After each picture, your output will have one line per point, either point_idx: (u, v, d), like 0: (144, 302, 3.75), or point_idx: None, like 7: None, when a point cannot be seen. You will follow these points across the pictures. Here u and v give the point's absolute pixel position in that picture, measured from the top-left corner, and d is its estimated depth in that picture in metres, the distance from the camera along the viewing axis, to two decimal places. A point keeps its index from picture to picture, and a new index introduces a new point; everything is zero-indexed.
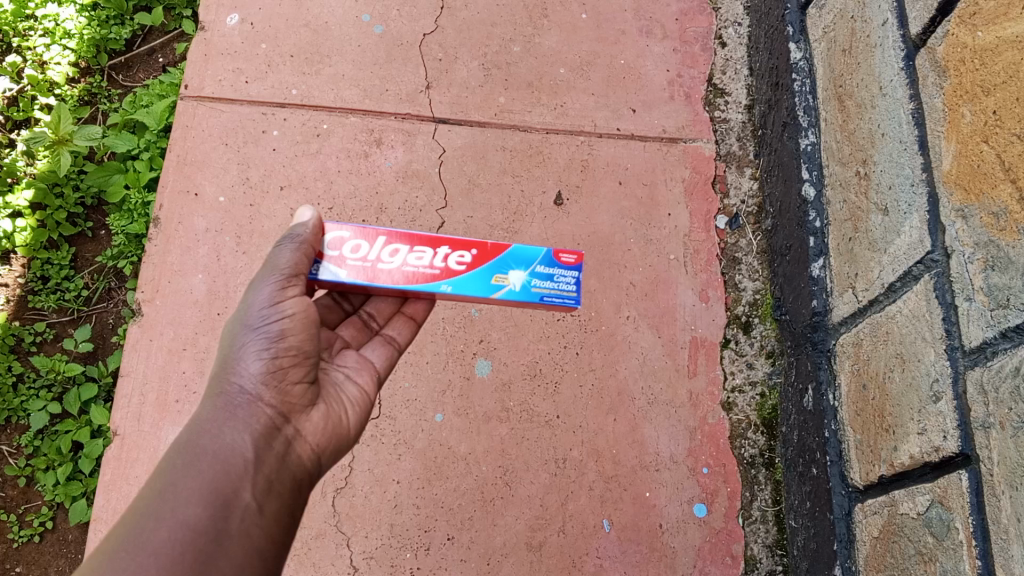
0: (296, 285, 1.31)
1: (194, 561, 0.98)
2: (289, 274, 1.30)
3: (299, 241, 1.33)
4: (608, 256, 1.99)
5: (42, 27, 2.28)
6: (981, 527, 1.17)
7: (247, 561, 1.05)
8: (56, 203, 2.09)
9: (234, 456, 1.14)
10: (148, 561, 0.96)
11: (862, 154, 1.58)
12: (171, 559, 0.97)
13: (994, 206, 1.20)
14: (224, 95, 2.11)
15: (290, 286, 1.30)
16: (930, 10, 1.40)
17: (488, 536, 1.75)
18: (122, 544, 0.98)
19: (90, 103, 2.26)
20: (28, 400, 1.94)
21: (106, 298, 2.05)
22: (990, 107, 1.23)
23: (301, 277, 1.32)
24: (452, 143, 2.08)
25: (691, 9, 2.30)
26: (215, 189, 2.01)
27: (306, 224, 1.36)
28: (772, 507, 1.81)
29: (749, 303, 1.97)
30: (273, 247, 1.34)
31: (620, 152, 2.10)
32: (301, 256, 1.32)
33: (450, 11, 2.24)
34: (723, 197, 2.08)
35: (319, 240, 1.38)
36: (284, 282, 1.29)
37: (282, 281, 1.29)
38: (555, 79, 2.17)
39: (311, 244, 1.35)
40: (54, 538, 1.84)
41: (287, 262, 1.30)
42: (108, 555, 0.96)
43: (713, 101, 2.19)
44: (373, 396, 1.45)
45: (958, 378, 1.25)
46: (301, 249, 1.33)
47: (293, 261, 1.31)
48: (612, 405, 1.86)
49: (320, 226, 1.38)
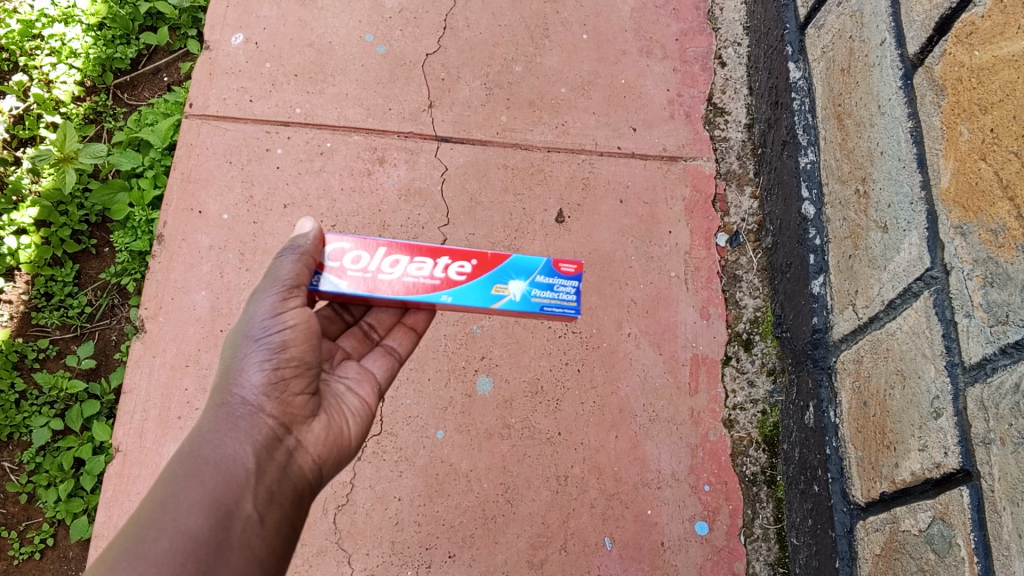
0: (298, 296, 1.32)
1: (194, 572, 0.98)
2: (290, 285, 1.30)
3: (300, 252, 1.34)
4: (609, 273, 2.00)
5: (49, 47, 2.31)
6: (982, 543, 1.17)
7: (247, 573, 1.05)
8: (60, 221, 2.11)
9: (235, 467, 1.14)
10: (149, 572, 0.96)
11: (861, 171, 1.60)
12: (171, 571, 0.97)
13: (992, 222, 1.21)
14: (228, 114, 2.13)
15: (291, 297, 1.30)
16: (927, 30, 1.42)
17: (489, 554, 1.75)
18: (123, 555, 0.98)
19: (95, 121, 2.28)
20: (31, 416, 1.94)
21: (109, 315, 2.06)
22: (987, 125, 1.25)
23: (302, 288, 1.33)
24: (453, 161, 2.10)
25: (691, 30, 2.33)
26: (219, 207, 2.02)
27: (306, 235, 1.36)
28: (774, 525, 1.81)
29: (749, 319, 1.98)
30: (274, 259, 1.34)
31: (621, 170, 2.12)
32: (302, 267, 1.33)
33: (452, 31, 2.27)
34: (724, 215, 2.10)
35: (321, 251, 1.39)
36: (285, 293, 1.30)
37: (284, 292, 1.30)
38: (556, 98, 2.20)
39: (312, 255, 1.36)
40: (54, 555, 1.83)
41: (288, 272, 1.31)
42: (109, 565, 0.96)
43: (713, 120, 2.22)
44: (374, 408, 1.45)
45: (958, 394, 1.25)
46: (302, 261, 1.34)
47: (294, 272, 1.31)
48: (613, 422, 1.86)
49: (321, 238, 1.39)
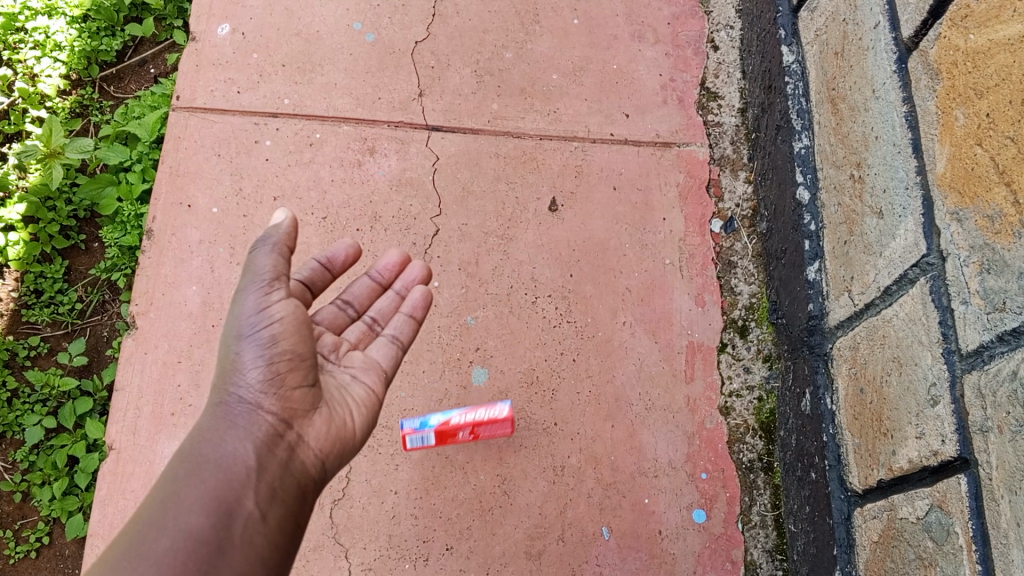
0: (280, 287, 1.32)
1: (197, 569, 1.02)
2: (269, 279, 1.30)
3: (274, 243, 1.33)
4: (603, 261, 1.99)
5: (32, 40, 2.27)
6: (981, 531, 1.16)
7: (250, 570, 1.07)
8: (48, 217, 2.08)
9: (236, 465, 1.17)
10: (150, 571, 0.99)
11: (856, 157, 1.58)
12: (173, 569, 1.00)
13: (989, 208, 1.20)
14: (216, 106, 2.10)
15: (273, 289, 1.31)
16: (921, 13, 1.40)
17: (488, 546, 1.75)
18: (127, 553, 1.02)
19: (81, 115, 2.25)
20: (23, 414, 1.93)
21: (101, 311, 2.04)
22: (983, 109, 1.23)
23: (283, 280, 1.32)
24: (445, 150, 2.07)
25: (683, 13, 2.30)
26: (209, 201, 2.00)
27: (279, 226, 1.35)
28: (772, 512, 1.81)
29: (745, 306, 1.97)
30: (251, 254, 1.34)
31: (614, 156, 2.10)
32: (279, 258, 1.33)
33: (441, 18, 2.23)
34: (718, 201, 2.08)
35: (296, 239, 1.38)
36: (266, 287, 1.30)
37: (265, 286, 1.30)
38: (548, 85, 2.17)
39: (287, 244, 1.35)
40: (51, 554, 1.83)
41: (266, 266, 1.31)
42: (113, 564, 0.99)
43: (707, 104, 2.19)
44: (383, 395, 1.44)
45: (955, 382, 1.24)
46: (276, 250, 1.33)
47: (272, 264, 1.31)
48: (610, 411, 1.86)
49: (296, 226, 1.37)
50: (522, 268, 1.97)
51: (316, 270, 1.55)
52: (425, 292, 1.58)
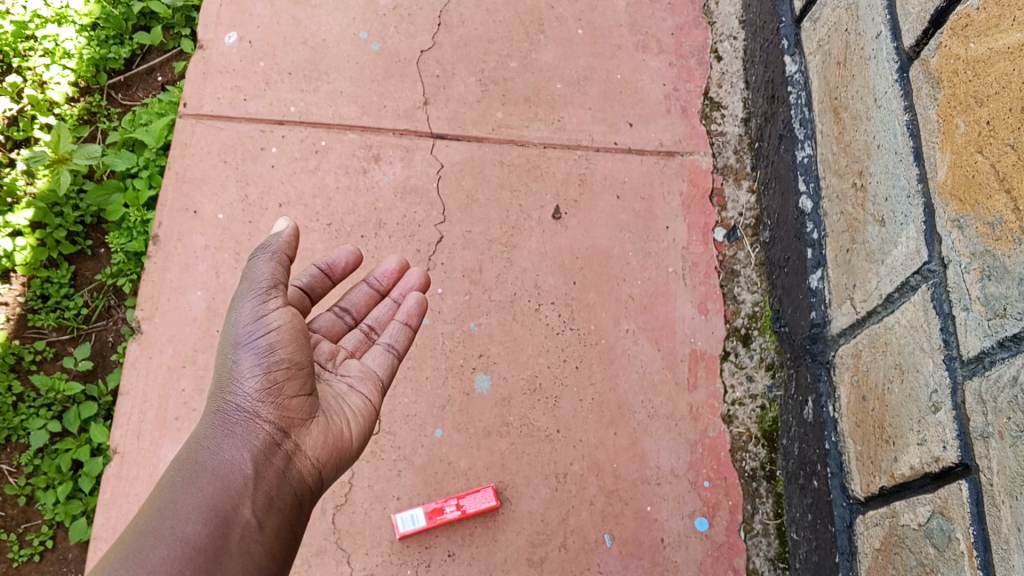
0: (278, 295, 1.33)
1: None
2: (267, 287, 1.31)
3: (274, 252, 1.34)
4: (607, 269, 2.00)
5: (42, 48, 2.30)
6: (982, 537, 1.16)
7: None
8: (56, 222, 2.10)
9: (234, 473, 1.21)
10: None
11: (858, 166, 1.59)
12: None
13: (989, 215, 1.20)
14: (223, 113, 2.12)
15: (270, 297, 1.31)
16: (923, 22, 1.41)
17: (489, 552, 1.75)
18: (124, 562, 1.05)
19: (89, 122, 2.27)
20: (28, 418, 1.93)
21: (106, 316, 2.06)
22: (983, 117, 1.24)
23: (281, 288, 1.33)
24: (450, 158, 2.09)
25: (687, 24, 2.32)
26: (214, 207, 2.02)
27: (280, 235, 1.36)
28: (774, 520, 1.80)
29: (748, 315, 1.97)
30: (250, 261, 1.35)
31: (617, 165, 2.11)
32: (277, 267, 1.34)
33: (446, 28, 2.26)
34: (721, 210, 2.09)
35: (297, 247, 1.39)
36: (263, 294, 1.31)
37: (263, 294, 1.31)
38: (552, 94, 2.19)
39: (287, 253, 1.36)
40: (54, 557, 1.84)
41: (264, 274, 1.32)
42: (111, 571, 1.03)
43: (710, 114, 2.21)
44: (378, 405, 1.47)
45: (956, 388, 1.25)
46: (275, 259, 1.34)
47: (270, 272, 1.32)
48: (612, 418, 1.86)
49: (296, 235, 1.38)
50: (525, 275, 1.98)
51: (316, 276, 1.56)
52: (420, 299, 1.60)
